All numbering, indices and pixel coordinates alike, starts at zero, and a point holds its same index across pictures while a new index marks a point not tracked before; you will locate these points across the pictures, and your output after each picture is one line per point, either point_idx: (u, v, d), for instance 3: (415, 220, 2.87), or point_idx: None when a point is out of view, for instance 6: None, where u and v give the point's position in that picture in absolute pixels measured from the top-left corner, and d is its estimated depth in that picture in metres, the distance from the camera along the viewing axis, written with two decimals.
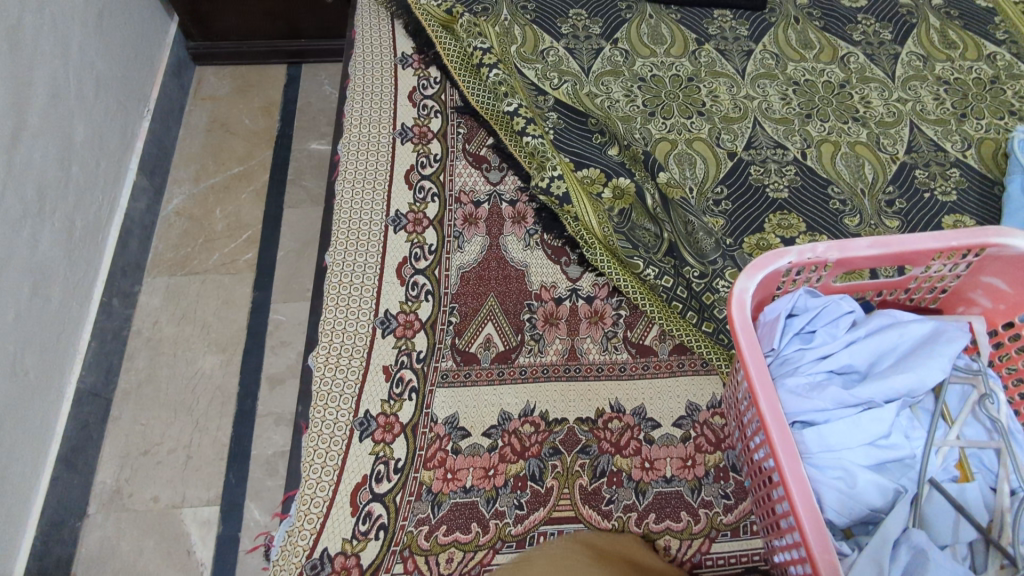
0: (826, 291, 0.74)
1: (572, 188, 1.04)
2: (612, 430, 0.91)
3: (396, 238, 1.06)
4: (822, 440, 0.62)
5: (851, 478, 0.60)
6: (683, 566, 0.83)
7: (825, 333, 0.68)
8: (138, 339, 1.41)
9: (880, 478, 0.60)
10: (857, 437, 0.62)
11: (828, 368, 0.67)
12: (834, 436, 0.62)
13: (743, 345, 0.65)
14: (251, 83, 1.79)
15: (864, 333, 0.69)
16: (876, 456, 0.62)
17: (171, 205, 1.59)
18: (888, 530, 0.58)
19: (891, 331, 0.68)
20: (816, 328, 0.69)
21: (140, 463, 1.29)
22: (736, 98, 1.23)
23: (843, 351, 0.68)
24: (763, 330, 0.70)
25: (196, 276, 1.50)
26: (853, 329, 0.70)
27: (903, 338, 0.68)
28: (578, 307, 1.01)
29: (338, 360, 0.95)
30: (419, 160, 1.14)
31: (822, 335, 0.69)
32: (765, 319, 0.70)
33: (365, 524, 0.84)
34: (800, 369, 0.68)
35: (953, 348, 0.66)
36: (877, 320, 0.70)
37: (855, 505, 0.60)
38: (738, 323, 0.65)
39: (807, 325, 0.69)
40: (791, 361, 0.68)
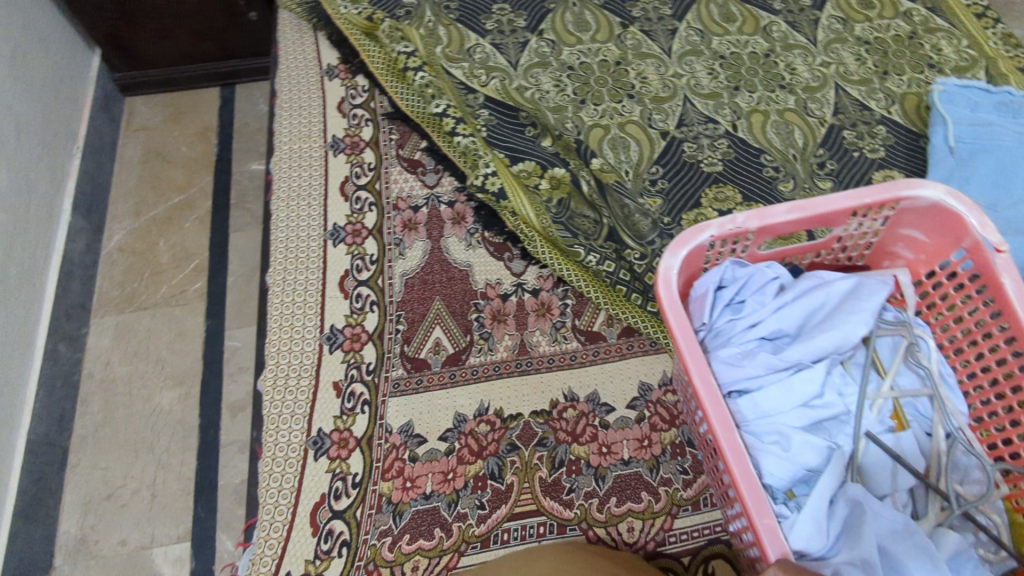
0: (753, 259, 0.74)
1: (507, 183, 1.05)
2: (567, 419, 0.91)
3: (335, 252, 1.05)
4: (756, 408, 0.63)
5: (786, 441, 0.61)
6: (647, 546, 0.83)
7: (753, 302, 0.69)
8: (90, 382, 1.38)
9: (813, 437, 0.61)
10: (789, 400, 0.63)
11: (759, 336, 0.68)
12: (766, 402, 0.63)
13: (671, 323, 0.65)
14: (184, 109, 1.75)
15: (792, 296, 0.69)
16: (810, 417, 0.63)
17: (112, 242, 1.55)
18: (824, 488, 0.59)
19: (817, 291, 0.68)
20: (744, 297, 0.70)
21: (104, 508, 1.26)
22: (664, 77, 1.23)
23: (773, 316, 0.68)
24: (694, 305, 0.71)
25: (145, 311, 1.47)
26: (781, 293, 0.70)
27: (829, 298, 0.69)
28: (524, 302, 1.00)
29: (286, 382, 0.94)
30: (353, 170, 1.13)
31: (751, 303, 0.69)
32: (694, 294, 0.71)
33: (327, 542, 0.83)
34: (732, 339, 0.68)
35: (877, 302, 0.67)
36: (804, 282, 0.70)
37: (794, 467, 0.60)
38: (664, 301, 0.66)
39: (736, 296, 0.70)
40: (725, 333, 0.69)
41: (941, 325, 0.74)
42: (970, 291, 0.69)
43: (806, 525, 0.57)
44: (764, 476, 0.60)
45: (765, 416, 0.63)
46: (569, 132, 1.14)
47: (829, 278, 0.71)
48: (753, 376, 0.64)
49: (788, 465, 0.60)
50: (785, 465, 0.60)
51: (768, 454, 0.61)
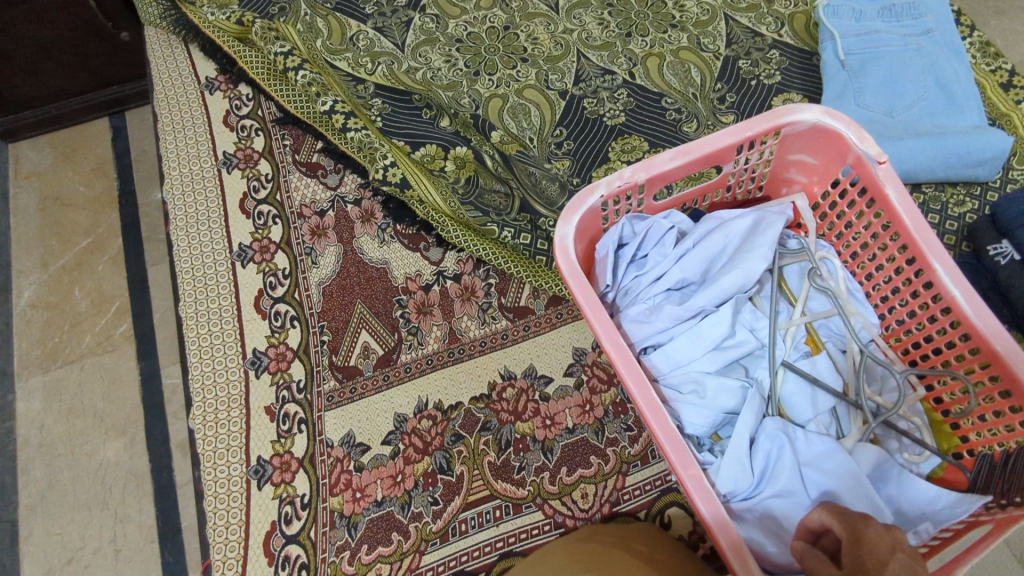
0: (652, 211, 0.74)
1: (408, 172, 1.01)
2: (507, 399, 0.91)
3: (246, 273, 1.01)
4: (669, 359, 0.64)
5: (702, 388, 0.62)
6: (604, 508, 0.83)
7: (656, 255, 0.69)
8: (28, 449, 1.32)
9: (726, 380, 0.62)
10: (700, 347, 0.64)
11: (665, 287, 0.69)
12: (679, 353, 0.64)
13: (575, 292, 0.63)
14: (74, 146, 1.64)
15: (693, 243, 0.69)
16: (722, 359, 0.64)
17: (24, 299, 1.47)
18: (744, 428, 0.60)
19: (716, 233, 0.68)
20: (647, 252, 0.70)
21: (67, 573, 1.22)
22: (554, 35, 1.20)
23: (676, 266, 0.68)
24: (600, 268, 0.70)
25: (72, 365, 1.40)
26: (682, 241, 0.70)
27: (729, 238, 0.68)
28: (447, 289, 0.99)
29: (217, 416, 0.91)
30: (250, 185, 1.08)
31: (653, 257, 0.69)
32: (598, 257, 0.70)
33: (285, 569, 0.82)
34: (640, 295, 0.69)
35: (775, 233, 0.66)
36: (704, 226, 0.70)
37: (713, 411, 0.61)
38: (565, 272, 0.64)
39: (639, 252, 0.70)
40: (632, 290, 0.69)
41: (843, 243, 0.75)
42: (862, 207, 0.70)
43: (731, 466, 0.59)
44: (685, 426, 0.61)
45: (679, 366, 0.64)
46: (466, 108, 1.11)
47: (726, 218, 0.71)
48: (662, 330, 0.64)
49: (704, 411, 0.61)
50: (702, 412, 0.61)
51: (688, 403, 0.62)
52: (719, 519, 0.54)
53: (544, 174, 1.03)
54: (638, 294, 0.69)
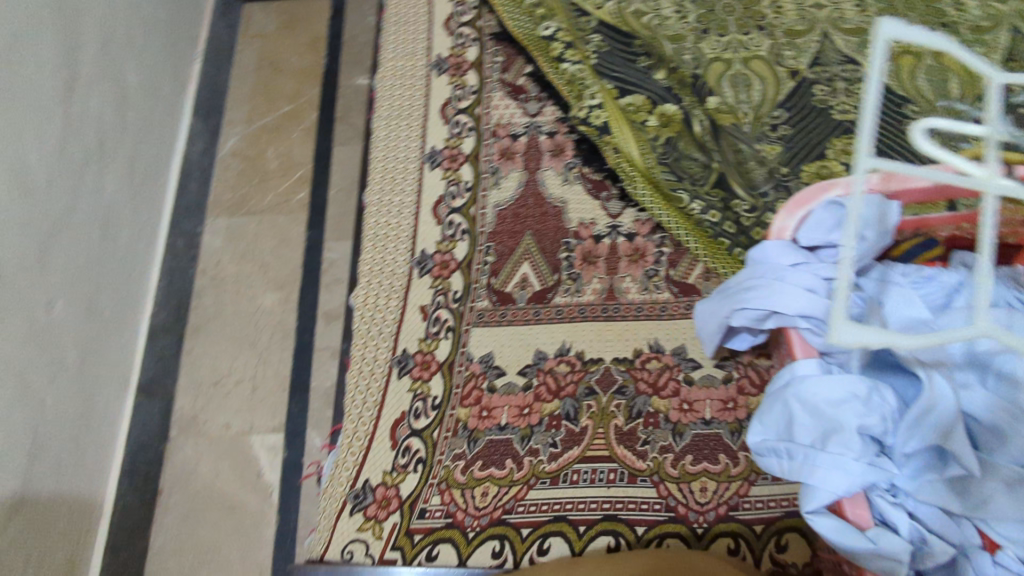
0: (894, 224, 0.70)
1: (612, 118, 1.00)
2: (650, 370, 0.89)
3: (431, 176, 1.05)
4: (787, 383, 0.59)
5: (777, 399, 0.58)
6: (718, 509, 0.81)
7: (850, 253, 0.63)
8: (203, 278, 1.44)
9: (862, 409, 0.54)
10: (848, 384, 0.55)
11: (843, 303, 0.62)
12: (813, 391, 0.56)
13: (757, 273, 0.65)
14: (297, 18, 1.69)
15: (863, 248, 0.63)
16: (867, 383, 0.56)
17: (226, 146, 1.56)
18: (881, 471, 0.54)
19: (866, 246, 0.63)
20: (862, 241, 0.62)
21: (211, 394, 1.34)
22: (801, 7, 1.08)
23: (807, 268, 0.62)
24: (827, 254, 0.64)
25: (253, 217, 1.49)
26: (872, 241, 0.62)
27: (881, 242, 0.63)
28: (618, 245, 0.97)
29: (376, 300, 0.98)
30: (455, 93, 1.10)
31: (772, 285, 0.62)
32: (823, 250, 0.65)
33: (404, 457, 0.88)
34: (742, 311, 0.65)
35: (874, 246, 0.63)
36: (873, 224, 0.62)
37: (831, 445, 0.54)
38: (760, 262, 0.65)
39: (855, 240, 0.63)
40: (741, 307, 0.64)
41: None
42: None
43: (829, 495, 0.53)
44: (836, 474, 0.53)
45: (787, 387, 0.58)
46: (686, 63, 1.04)
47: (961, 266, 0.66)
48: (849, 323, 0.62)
49: (771, 436, 0.59)
50: (802, 450, 0.55)
51: (764, 412, 0.59)
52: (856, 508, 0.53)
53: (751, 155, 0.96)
54: (720, 311, 0.68)
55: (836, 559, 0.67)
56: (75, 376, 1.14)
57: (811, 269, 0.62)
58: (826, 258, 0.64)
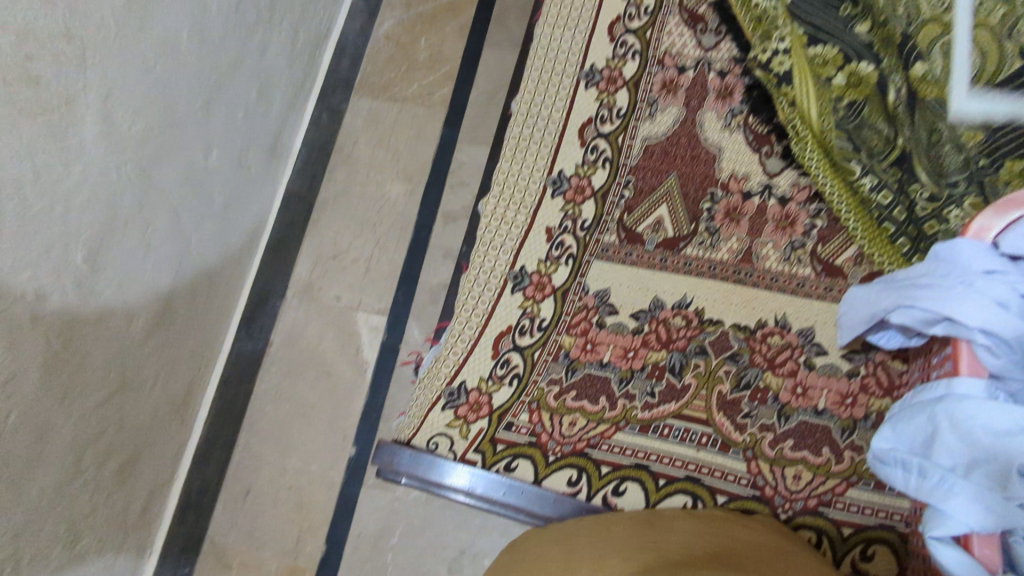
0: None
1: (797, 68, 0.89)
2: (770, 345, 0.84)
3: (585, 95, 1.00)
4: (940, 397, 0.54)
5: (923, 412, 0.53)
6: (808, 501, 0.78)
7: None
8: (339, 155, 1.50)
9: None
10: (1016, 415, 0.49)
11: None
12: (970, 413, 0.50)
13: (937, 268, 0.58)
14: None
15: None
16: None
17: (381, 29, 1.56)
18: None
19: None
20: None
21: (329, 265, 1.42)
22: None
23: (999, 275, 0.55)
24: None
25: (395, 104, 1.51)
26: None
27: None
28: (767, 207, 0.90)
29: (504, 212, 0.97)
30: (628, 10, 1.02)
31: (954, 289, 0.55)
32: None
33: (502, 369, 0.90)
34: (908, 310, 0.59)
35: None
36: None
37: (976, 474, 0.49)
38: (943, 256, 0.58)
39: None
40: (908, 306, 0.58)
41: None
42: None
43: (959, 525, 0.49)
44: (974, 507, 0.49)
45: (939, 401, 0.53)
46: (899, 18, 0.79)
47: None
48: None
49: (903, 447, 0.55)
50: (939, 472, 0.51)
51: (904, 420, 0.55)
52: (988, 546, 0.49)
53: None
54: (881, 304, 0.63)
55: None
56: (217, 222, 1.23)
57: (1005, 280, 0.55)
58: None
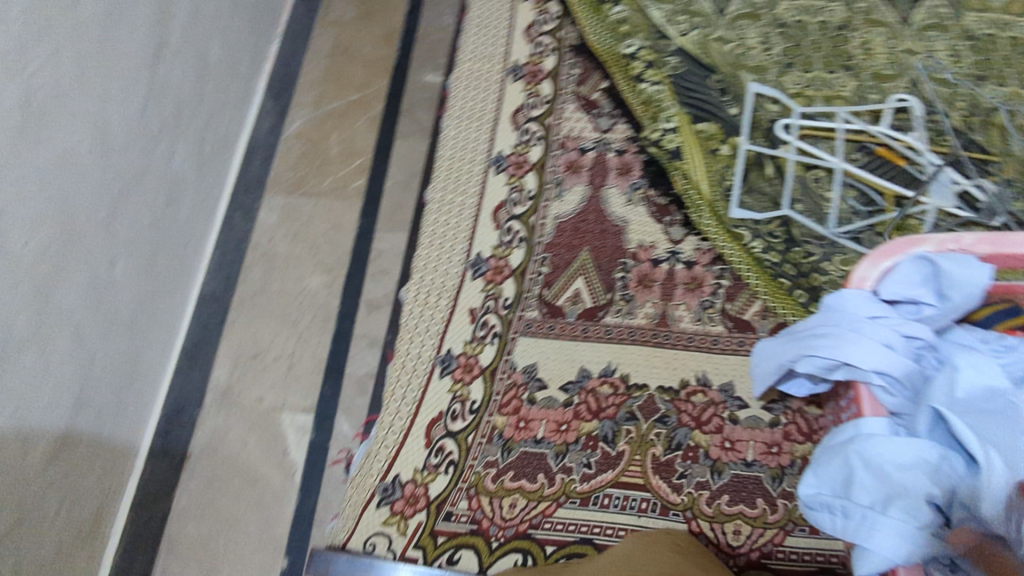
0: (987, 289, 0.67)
1: (685, 144, 1.00)
2: (694, 404, 0.87)
3: (496, 180, 1.05)
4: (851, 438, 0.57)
5: (839, 454, 0.56)
6: (751, 554, 0.79)
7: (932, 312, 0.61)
8: (255, 252, 1.47)
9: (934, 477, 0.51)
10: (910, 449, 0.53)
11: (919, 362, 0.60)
12: (878, 451, 0.53)
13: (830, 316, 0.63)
14: (375, 10, 1.70)
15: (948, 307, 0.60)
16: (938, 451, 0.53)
17: (292, 127, 1.59)
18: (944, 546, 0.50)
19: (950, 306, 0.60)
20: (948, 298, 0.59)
21: (248, 367, 1.36)
22: (892, 51, 1.03)
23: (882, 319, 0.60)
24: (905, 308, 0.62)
25: (310, 198, 1.52)
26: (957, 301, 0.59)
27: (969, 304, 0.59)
28: (676, 272, 0.95)
29: (427, 298, 0.98)
30: (528, 100, 1.10)
31: (847, 336, 0.59)
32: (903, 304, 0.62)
33: (436, 457, 0.88)
34: (810, 358, 0.63)
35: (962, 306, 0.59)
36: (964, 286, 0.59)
37: (892, 509, 0.52)
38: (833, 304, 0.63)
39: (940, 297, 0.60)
40: (809, 354, 0.62)
41: None
42: None
43: (883, 560, 0.51)
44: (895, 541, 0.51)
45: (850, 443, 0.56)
46: (767, 112, 1.01)
47: None
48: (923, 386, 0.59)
49: (827, 490, 0.57)
50: (860, 510, 0.54)
51: (825, 464, 0.58)
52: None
53: (813, 205, 0.95)
54: (786, 354, 0.67)
55: None
56: (125, 333, 1.17)
57: (888, 323, 0.60)
58: (903, 312, 0.62)
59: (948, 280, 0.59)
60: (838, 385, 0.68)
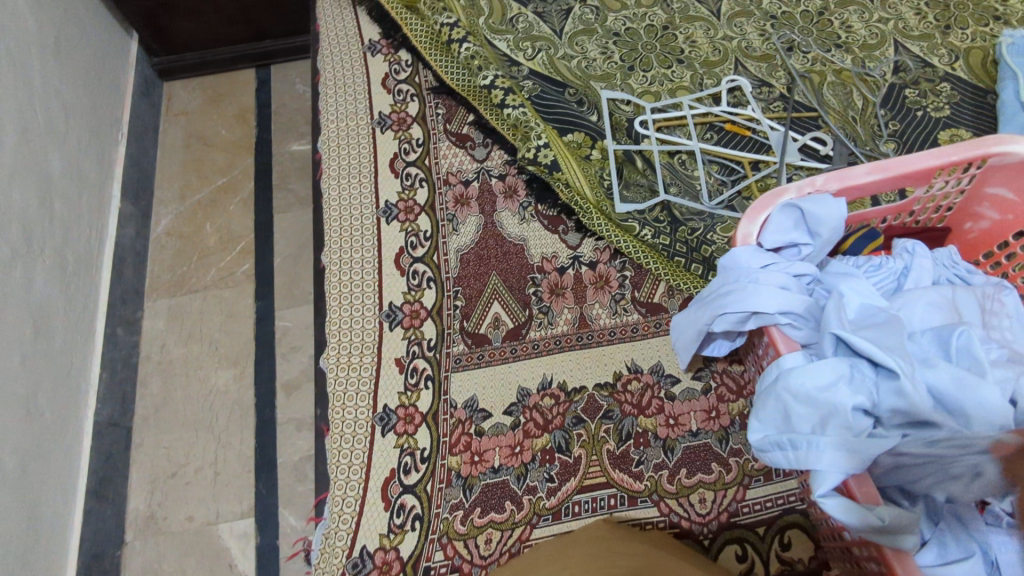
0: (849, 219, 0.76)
1: (560, 155, 1.02)
2: (632, 391, 0.90)
3: (389, 229, 1.05)
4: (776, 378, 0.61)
5: (771, 395, 0.60)
6: (720, 517, 0.82)
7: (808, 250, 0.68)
8: (148, 364, 1.38)
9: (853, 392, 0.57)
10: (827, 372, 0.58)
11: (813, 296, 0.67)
12: (803, 381, 0.58)
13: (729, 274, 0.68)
14: (222, 92, 1.66)
15: (820, 242, 0.67)
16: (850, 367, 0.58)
17: (161, 226, 1.53)
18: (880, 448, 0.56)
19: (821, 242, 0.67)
20: (818, 235, 0.67)
21: (169, 486, 1.27)
22: (713, 40, 1.15)
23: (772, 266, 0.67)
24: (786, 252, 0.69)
25: (196, 294, 1.44)
26: (825, 236, 0.66)
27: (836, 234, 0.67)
28: (582, 274, 0.99)
29: (349, 359, 0.95)
30: (402, 147, 1.12)
31: (749, 287, 0.65)
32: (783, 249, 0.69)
33: (399, 517, 0.85)
34: (723, 316, 0.67)
35: (832, 238, 0.67)
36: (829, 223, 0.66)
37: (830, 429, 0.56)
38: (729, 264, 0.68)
39: (812, 235, 0.67)
40: (721, 313, 0.67)
41: None
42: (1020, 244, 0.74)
43: (837, 476, 0.55)
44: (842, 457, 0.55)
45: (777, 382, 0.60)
46: (624, 112, 1.09)
47: (902, 253, 0.72)
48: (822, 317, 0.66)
49: (771, 431, 0.61)
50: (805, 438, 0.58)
51: (762, 407, 0.61)
52: (863, 485, 0.56)
53: (685, 186, 1.03)
54: (700, 320, 0.71)
55: (843, 546, 0.68)
56: (17, 490, 1.03)
57: (779, 269, 0.67)
58: (788, 257, 0.70)
59: (815, 219, 0.66)
60: (753, 335, 0.74)
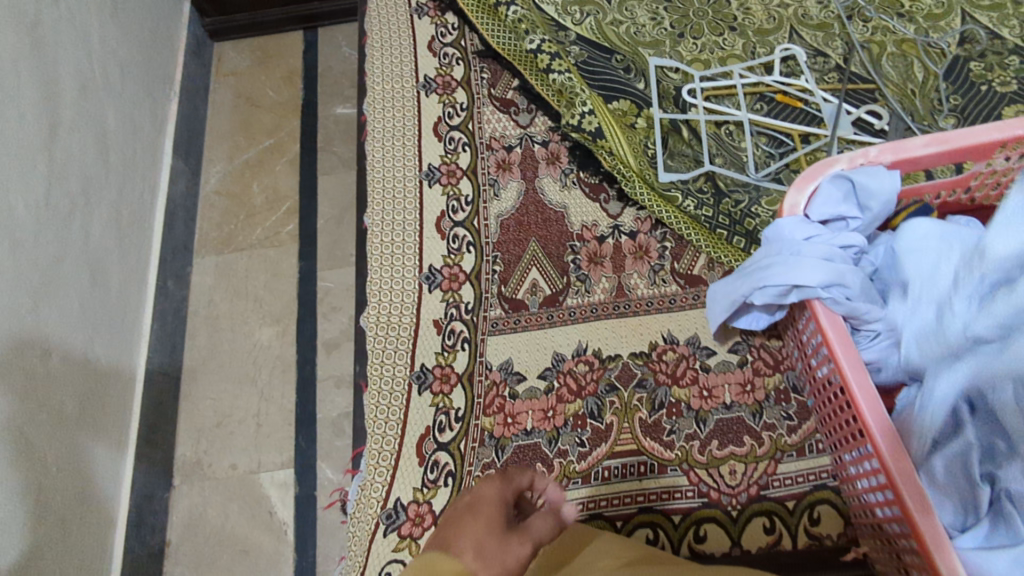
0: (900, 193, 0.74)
1: (604, 122, 1.00)
2: (667, 361, 0.90)
3: (431, 192, 1.06)
4: None
5: None
6: (750, 489, 0.82)
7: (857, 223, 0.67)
8: (196, 318, 1.43)
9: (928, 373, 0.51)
10: None
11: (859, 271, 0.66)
12: None
13: (772, 245, 0.68)
14: (270, 54, 1.68)
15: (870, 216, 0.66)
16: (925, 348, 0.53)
17: (209, 184, 1.57)
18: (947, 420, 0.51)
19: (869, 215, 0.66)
20: (867, 207, 0.66)
21: (214, 435, 1.33)
22: (769, 7, 1.11)
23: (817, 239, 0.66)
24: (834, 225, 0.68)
25: (242, 252, 1.48)
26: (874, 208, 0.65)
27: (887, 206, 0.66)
28: (622, 244, 0.99)
29: (388, 319, 0.97)
30: (446, 111, 1.12)
31: (792, 260, 0.65)
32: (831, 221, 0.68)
33: (433, 472, 0.88)
34: (764, 288, 0.67)
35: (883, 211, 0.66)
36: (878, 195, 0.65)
37: None
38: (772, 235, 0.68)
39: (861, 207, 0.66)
40: (762, 285, 0.67)
41: None
42: None
43: None
44: None
45: None
46: (671, 80, 1.06)
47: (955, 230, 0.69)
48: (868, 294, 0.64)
49: None
50: None
51: None
52: (898, 460, 0.58)
53: (731, 157, 1.00)
54: (739, 291, 0.71)
55: (874, 522, 0.68)
56: (76, 428, 1.09)
57: (824, 241, 0.66)
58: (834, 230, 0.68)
59: (865, 191, 0.65)
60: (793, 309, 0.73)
